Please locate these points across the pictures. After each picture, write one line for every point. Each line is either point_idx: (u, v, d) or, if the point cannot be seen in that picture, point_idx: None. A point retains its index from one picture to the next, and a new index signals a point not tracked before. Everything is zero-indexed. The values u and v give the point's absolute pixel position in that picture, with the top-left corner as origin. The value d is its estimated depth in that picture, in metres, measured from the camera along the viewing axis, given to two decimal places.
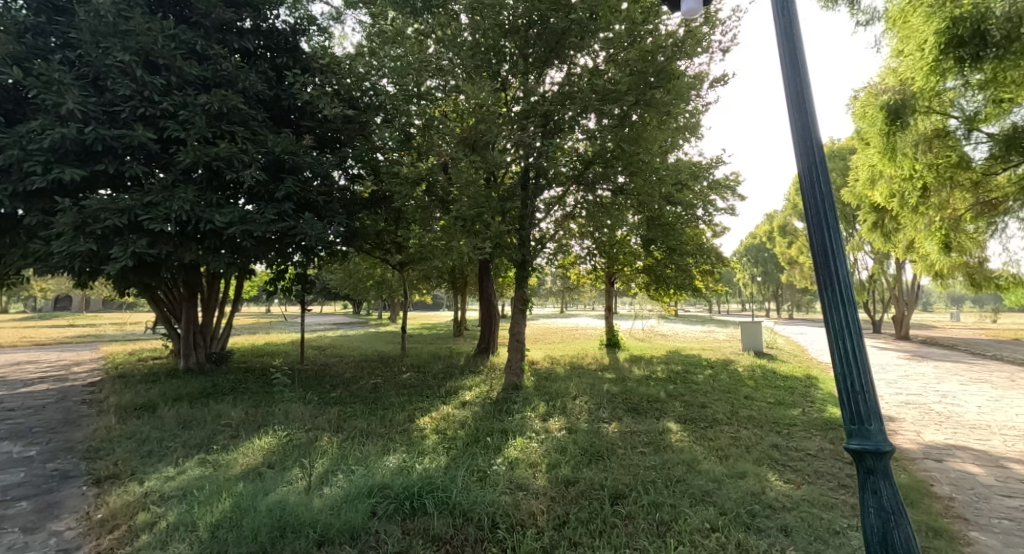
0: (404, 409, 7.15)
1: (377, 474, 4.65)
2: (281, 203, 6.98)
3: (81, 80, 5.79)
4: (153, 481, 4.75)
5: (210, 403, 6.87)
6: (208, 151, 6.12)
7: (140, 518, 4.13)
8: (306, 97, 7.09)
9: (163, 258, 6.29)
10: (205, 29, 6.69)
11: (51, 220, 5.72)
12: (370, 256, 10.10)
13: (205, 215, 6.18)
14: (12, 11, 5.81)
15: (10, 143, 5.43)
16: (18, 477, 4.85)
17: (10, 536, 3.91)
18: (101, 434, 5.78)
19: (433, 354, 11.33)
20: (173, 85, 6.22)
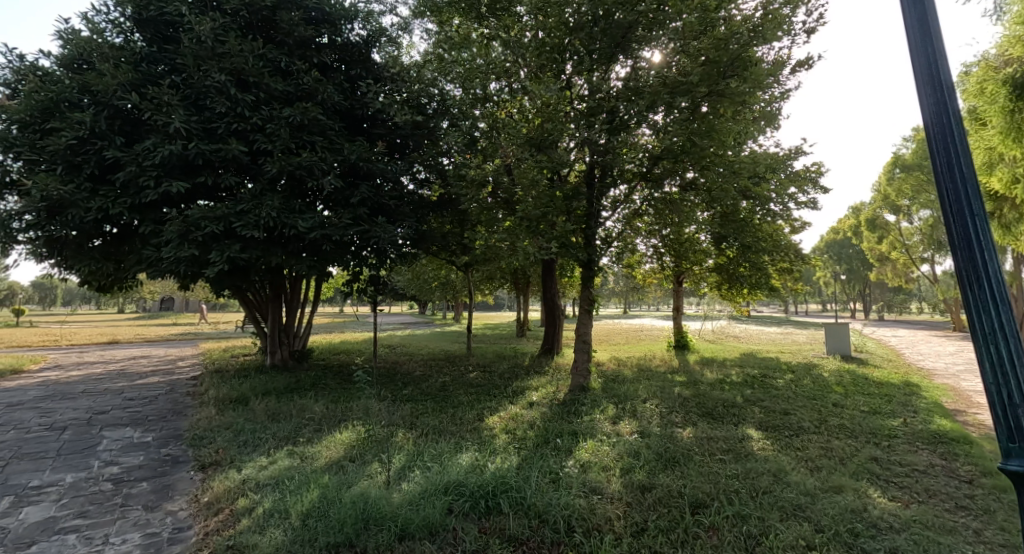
0: (472, 407, 7.27)
1: (451, 471, 4.74)
2: (356, 208, 7.31)
3: (185, 101, 6.36)
4: (249, 469, 5.13)
5: (295, 397, 7.33)
6: (292, 160, 6.52)
7: (240, 503, 4.46)
8: (379, 106, 7.38)
9: (253, 261, 6.77)
10: (288, 46, 7.12)
11: (161, 229, 6.33)
12: (437, 257, 10.36)
13: (290, 221, 6.60)
14: (130, 43, 6.50)
15: (128, 161, 6.07)
16: (139, 459, 5.41)
17: (135, 513, 4.36)
18: (203, 424, 6.31)
19: (497, 354, 11.44)
20: (261, 101, 6.67)
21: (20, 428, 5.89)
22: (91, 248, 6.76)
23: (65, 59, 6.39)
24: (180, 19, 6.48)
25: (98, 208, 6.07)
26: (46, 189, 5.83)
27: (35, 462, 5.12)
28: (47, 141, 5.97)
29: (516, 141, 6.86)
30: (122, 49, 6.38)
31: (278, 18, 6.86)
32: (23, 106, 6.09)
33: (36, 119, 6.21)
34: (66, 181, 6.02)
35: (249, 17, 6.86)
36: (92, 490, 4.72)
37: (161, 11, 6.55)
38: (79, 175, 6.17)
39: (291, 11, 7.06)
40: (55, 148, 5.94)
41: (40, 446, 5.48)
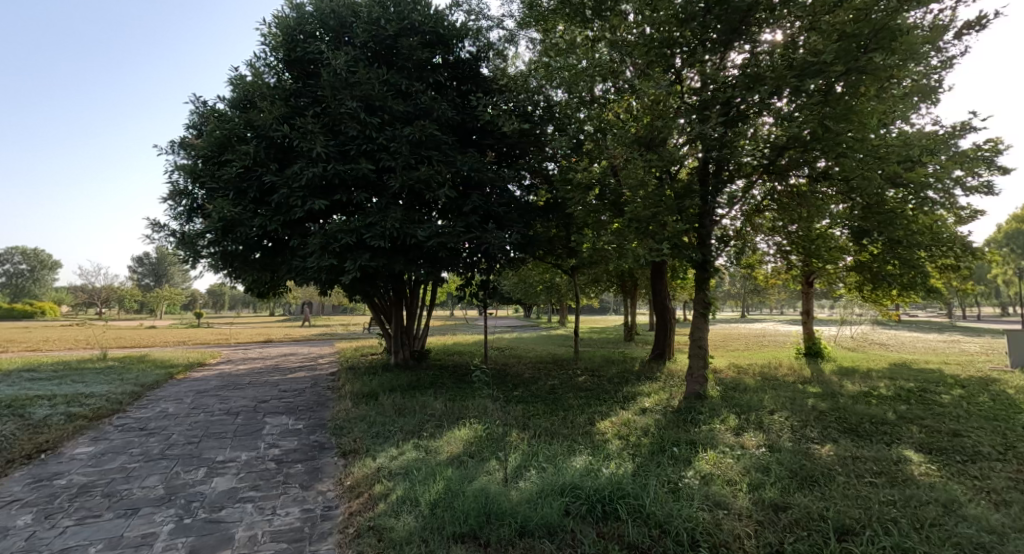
0: (583, 411, 7.24)
1: (566, 473, 4.76)
2: (468, 216, 7.69)
3: (324, 128, 7.19)
4: (383, 458, 5.62)
5: (417, 394, 7.90)
6: (412, 175, 7.05)
7: (377, 488, 4.91)
8: (488, 117, 7.69)
9: (380, 269, 7.43)
10: (407, 69, 7.72)
11: (306, 242, 7.22)
12: (543, 262, 10.52)
13: (411, 231, 7.14)
14: (282, 81, 7.52)
15: (281, 184, 7.02)
16: (294, 443, 6.21)
17: (294, 490, 5.01)
18: (342, 415, 7.06)
19: (605, 358, 11.27)
20: (386, 122, 7.31)
21: (207, 411, 7.08)
22: (254, 261, 7.93)
23: (234, 101, 7.58)
24: (320, 56, 7.35)
25: (259, 226, 7.10)
26: (222, 212, 6.96)
27: (220, 440, 6.13)
28: (222, 171, 7.14)
29: (624, 142, 6.73)
30: (276, 87, 7.40)
31: (399, 45, 7.47)
32: (206, 143, 7.34)
33: (215, 153, 7.45)
34: (236, 204, 7.14)
35: (375, 47, 7.57)
36: (261, 467, 5.52)
37: (304, 52, 7.49)
38: (245, 198, 7.27)
39: (410, 37, 7.66)
40: (228, 177, 7.08)
41: (222, 427, 6.54)
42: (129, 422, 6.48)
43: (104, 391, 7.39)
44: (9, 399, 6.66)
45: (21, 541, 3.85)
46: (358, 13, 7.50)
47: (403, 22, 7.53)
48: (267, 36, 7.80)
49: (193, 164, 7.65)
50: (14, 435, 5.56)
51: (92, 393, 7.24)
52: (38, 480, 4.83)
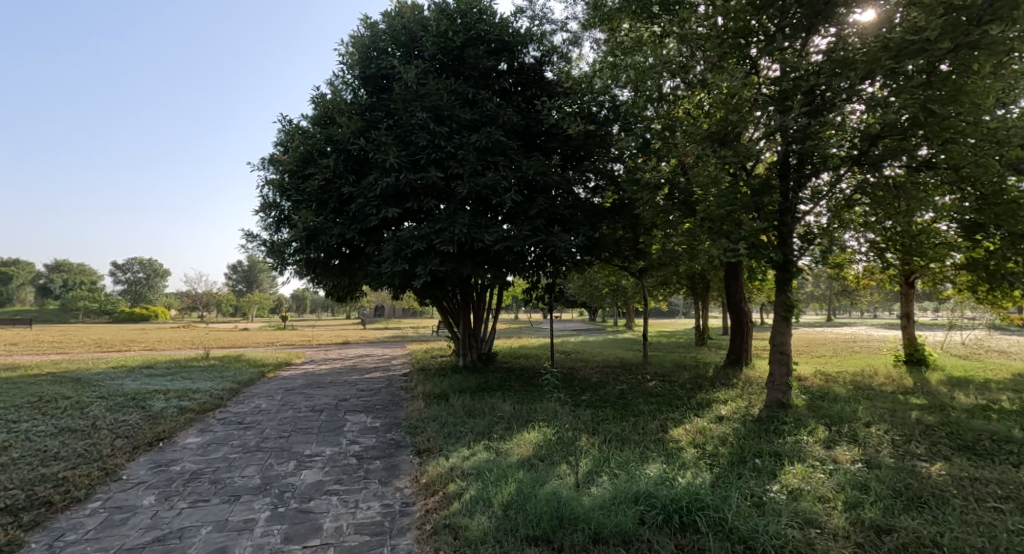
0: (655, 417, 7.01)
1: (640, 480, 4.62)
2: (534, 219, 7.71)
3: (397, 139, 7.50)
4: (455, 458, 5.75)
5: (486, 397, 8.01)
6: (479, 181, 7.18)
7: (451, 487, 5.03)
8: (553, 120, 7.67)
9: (449, 273, 7.63)
10: (474, 78, 7.89)
11: (381, 248, 7.57)
12: (610, 264, 10.32)
13: (478, 236, 7.27)
14: (358, 97, 7.95)
15: (358, 194, 7.42)
16: (373, 441, 6.51)
17: (375, 486, 5.26)
18: (415, 415, 7.32)
19: (677, 363, 10.85)
20: (454, 131, 7.49)
21: (294, 408, 7.61)
22: (334, 267, 8.43)
23: (315, 118, 8.12)
24: (392, 71, 7.70)
25: (339, 234, 7.54)
26: (306, 222, 7.47)
27: (306, 435, 6.56)
28: (306, 184, 7.67)
29: (696, 138, 6.47)
30: (352, 103, 7.84)
31: (466, 55, 7.67)
32: (291, 159, 7.91)
33: (299, 168, 8.01)
34: (318, 214, 7.63)
35: (443, 59, 7.81)
36: (344, 462, 5.84)
37: (378, 68, 7.88)
38: (326, 209, 7.76)
39: (476, 47, 7.84)
40: (311, 189, 7.59)
41: (308, 423, 7.00)
42: (229, 416, 7.10)
43: (208, 387, 8.16)
44: (132, 392, 7.53)
45: (146, 520, 4.33)
46: (427, 27, 7.78)
47: (470, 33, 7.71)
48: (344, 55, 8.29)
49: (280, 178, 8.27)
50: (138, 425, 6.28)
51: (198, 389, 8.02)
52: (158, 465, 5.42)
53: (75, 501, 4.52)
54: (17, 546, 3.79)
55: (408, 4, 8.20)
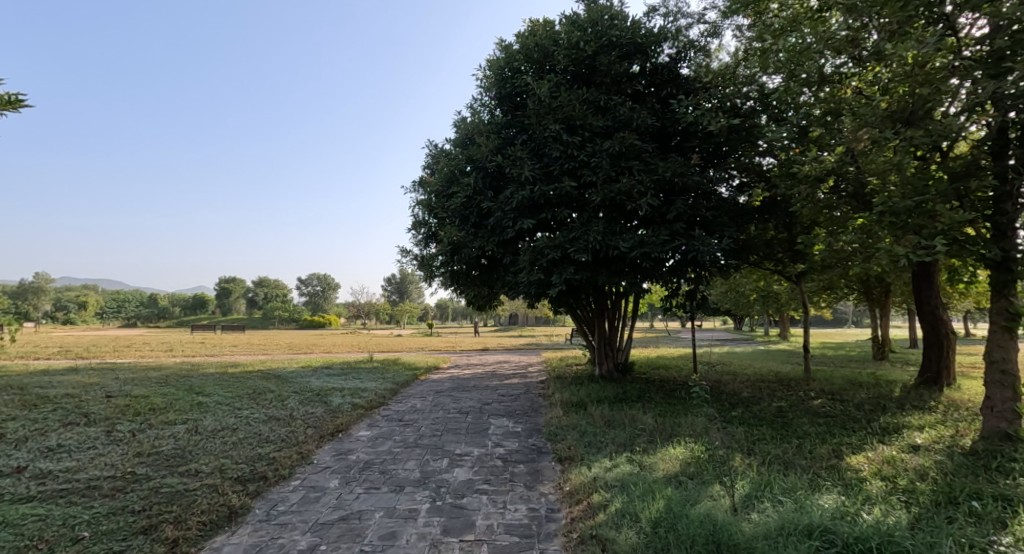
0: (826, 441, 6.13)
1: (813, 512, 4.05)
2: (673, 223, 7.33)
3: (531, 153, 7.75)
4: (597, 469, 5.66)
5: (625, 408, 7.79)
6: (613, 187, 7.06)
7: (595, 498, 4.97)
8: (691, 118, 7.22)
9: (584, 281, 7.59)
10: (606, 85, 7.83)
11: (518, 259, 7.84)
12: (761, 268, 9.37)
13: (613, 242, 7.13)
14: (494, 117, 8.40)
15: (496, 208, 7.81)
16: (516, 445, 6.74)
17: (520, 489, 5.44)
18: (555, 422, 7.41)
19: (849, 380, 9.39)
20: (587, 139, 7.48)
21: (445, 409, 8.25)
22: (475, 278, 8.97)
23: (458, 141, 8.79)
24: (526, 88, 8.00)
25: (479, 247, 8.02)
26: (451, 237, 8.11)
27: (456, 436, 7.06)
28: (451, 203, 8.32)
29: (871, 118, 5.56)
30: (490, 123, 8.32)
31: (598, 62, 7.65)
32: (438, 180, 8.68)
33: (444, 188, 8.74)
34: (461, 229, 8.23)
35: (575, 70, 7.89)
36: (491, 464, 6.15)
37: (513, 87, 8.25)
38: (468, 224, 8.32)
39: (608, 53, 7.79)
40: (455, 207, 8.22)
41: (457, 424, 7.53)
42: (392, 413, 7.96)
43: (373, 386, 9.27)
44: (317, 389, 8.88)
45: (333, 500, 5.05)
46: (558, 41, 7.95)
47: (601, 40, 7.69)
48: (482, 79, 8.86)
49: (429, 199, 9.12)
50: (323, 417, 7.37)
51: (366, 388, 9.16)
52: (339, 453, 6.29)
53: (282, 478, 5.45)
54: (246, 510, 4.69)
55: (540, 22, 8.48)
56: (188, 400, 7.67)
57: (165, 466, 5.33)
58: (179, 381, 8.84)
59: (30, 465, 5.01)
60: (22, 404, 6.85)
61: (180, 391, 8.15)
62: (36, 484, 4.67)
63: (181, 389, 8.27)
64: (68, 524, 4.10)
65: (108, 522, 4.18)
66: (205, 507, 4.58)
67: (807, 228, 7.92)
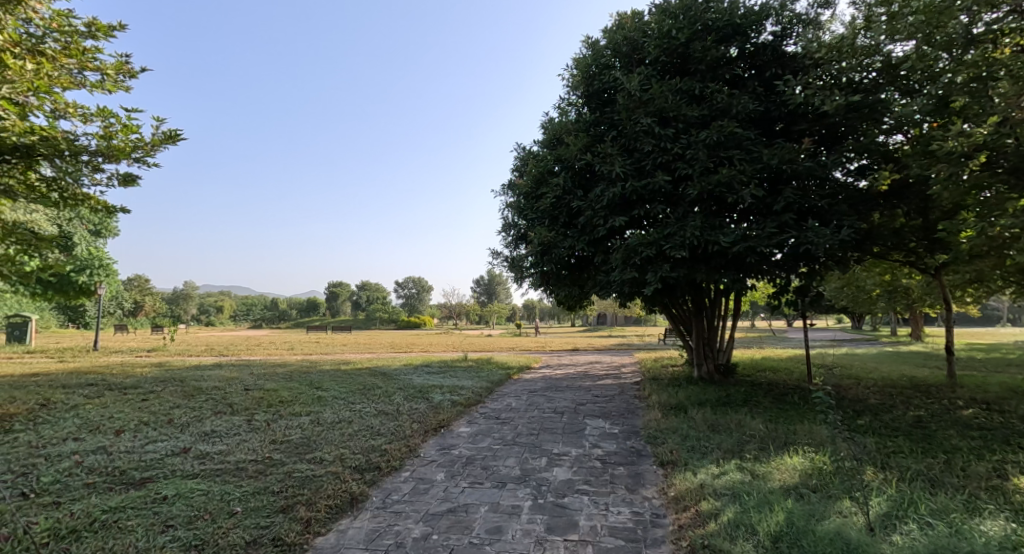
0: (982, 458, 5.31)
1: (973, 539, 3.52)
2: (781, 214, 6.75)
3: (622, 150, 7.57)
4: (704, 474, 5.36)
5: (730, 412, 7.34)
6: (711, 179, 6.64)
7: (704, 506, 4.71)
8: (801, 99, 6.58)
9: (682, 279, 7.25)
10: (701, 72, 7.43)
11: (609, 258, 7.68)
12: (888, 259, 8.33)
13: (713, 237, 6.70)
14: (582, 115, 8.34)
15: (586, 206, 7.71)
16: (614, 447, 6.62)
17: (622, 492, 5.33)
18: (654, 425, 7.17)
19: (1007, 388, 8.05)
20: (681, 131, 7.14)
21: (540, 408, 8.34)
22: (565, 277, 8.94)
23: (547, 142, 8.83)
24: (615, 83, 7.85)
25: (569, 247, 7.99)
26: (541, 237, 8.16)
27: (553, 435, 7.09)
28: (540, 203, 8.38)
29: None
30: (578, 122, 8.27)
31: (692, 49, 7.26)
32: (527, 182, 8.80)
33: (533, 189, 8.83)
34: (551, 230, 8.26)
35: (667, 60, 7.58)
36: (590, 465, 6.11)
37: (601, 83, 8.13)
38: (558, 224, 8.34)
39: (703, 39, 7.38)
40: (544, 208, 8.26)
41: (552, 424, 7.56)
42: (489, 411, 8.20)
43: (469, 384, 9.62)
44: (419, 386, 9.39)
45: (440, 492, 5.31)
46: (648, 32, 7.69)
47: (696, 26, 7.31)
48: (568, 78, 8.86)
49: (518, 201, 9.27)
50: (426, 412, 7.78)
51: (463, 386, 9.53)
52: (443, 448, 6.59)
53: (393, 469, 5.83)
54: (365, 497, 5.08)
55: (628, 15, 8.26)
56: (311, 393, 8.51)
57: (295, 453, 5.95)
58: (301, 376, 9.83)
59: (193, 447, 5.84)
60: (184, 393, 8.03)
61: (301, 385, 9.04)
62: (198, 463, 5.44)
63: (304, 383, 9.18)
64: (224, 499, 4.72)
65: (254, 500, 4.75)
66: (331, 492, 5.04)
67: (948, 213, 6.91)
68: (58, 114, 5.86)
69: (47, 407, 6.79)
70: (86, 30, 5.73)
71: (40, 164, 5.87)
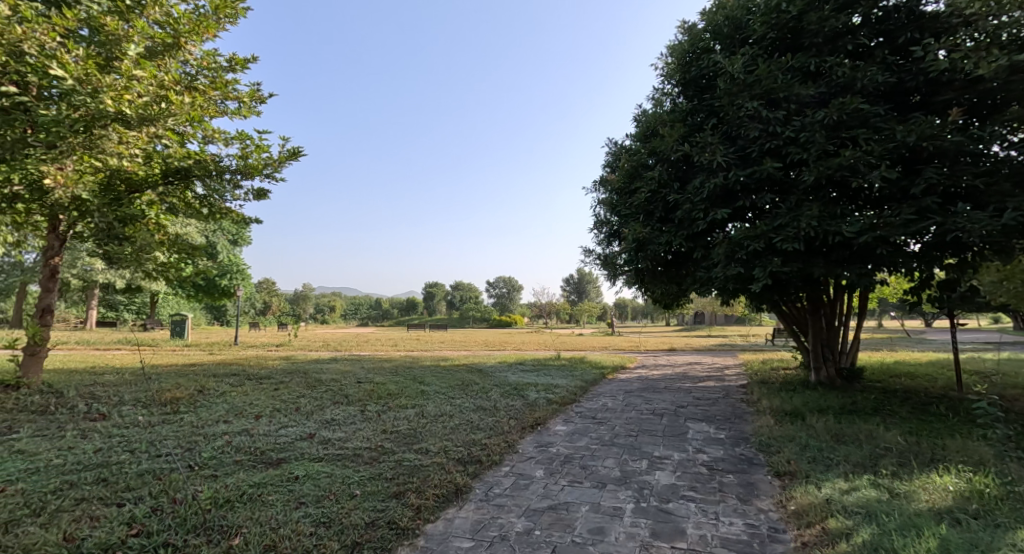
0: None
1: None
2: (920, 198, 5.91)
3: (723, 137, 7.10)
4: (831, 489, 4.85)
5: (858, 421, 6.57)
6: (831, 163, 5.99)
7: (832, 523, 4.26)
8: (944, 64, 5.72)
9: (795, 274, 6.62)
10: (817, 46, 6.74)
11: (710, 253, 7.25)
12: None
13: (834, 227, 6.03)
14: (679, 104, 7.96)
15: (684, 200, 7.34)
16: (721, 453, 6.23)
17: (733, 501, 4.99)
18: (766, 432, 6.64)
19: None
20: (793, 113, 6.53)
21: (637, 409, 8.10)
22: (661, 274, 8.58)
23: (641, 135, 8.55)
24: (715, 68, 7.39)
25: (666, 242, 7.66)
26: (636, 234, 7.92)
27: (653, 438, 6.85)
28: (634, 198, 8.14)
29: None
30: (674, 112, 7.92)
31: (805, 22, 6.60)
32: (620, 177, 8.59)
33: (626, 184, 8.61)
34: (646, 226, 7.98)
35: (776, 36, 6.98)
36: (695, 470, 5.80)
37: (699, 69, 7.70)
38: (653, 219, 8.04)
39: (818, 8, 6.69)
40: (639, 203, 8.01)
41: (651, 426, 7.31)
42: (585, 410, 8.13)
43: (564, 383, 9.61)
44: (514, 383, 9.57)
45: (540, 489, 5.35)
46: (753, 9, 7.14)
47: None
48: (663, 67, 8.51)
49: (611, 197, 9.08)
50: (523, 409, 7.90)
51: (557, 384, 9.54)
52: (540, 445, 6.65)
53: (494, 463, 5.99)
54: (468, 488, 5.28)
55: None
56: (414, 387, 9.04)
57: (404, 443, 6.35)
58: (405, 371, 10.49)
59: (317, 433, 6.46)
60: (307, 384, 8.92)
61: (406, 380, 9.62)
62: (322, 447, 6.01)
63: (408, 378, 9.77)
64: (345, 482, 5.17)
65: (371, 485, 5.13)
66: (437, 482, 5.30)
67: None
68: (207, 140, 6.80)
69: (203, 392, 7.92)
70: (227, 64, 6.57)
71: (194, 184, 6.86)
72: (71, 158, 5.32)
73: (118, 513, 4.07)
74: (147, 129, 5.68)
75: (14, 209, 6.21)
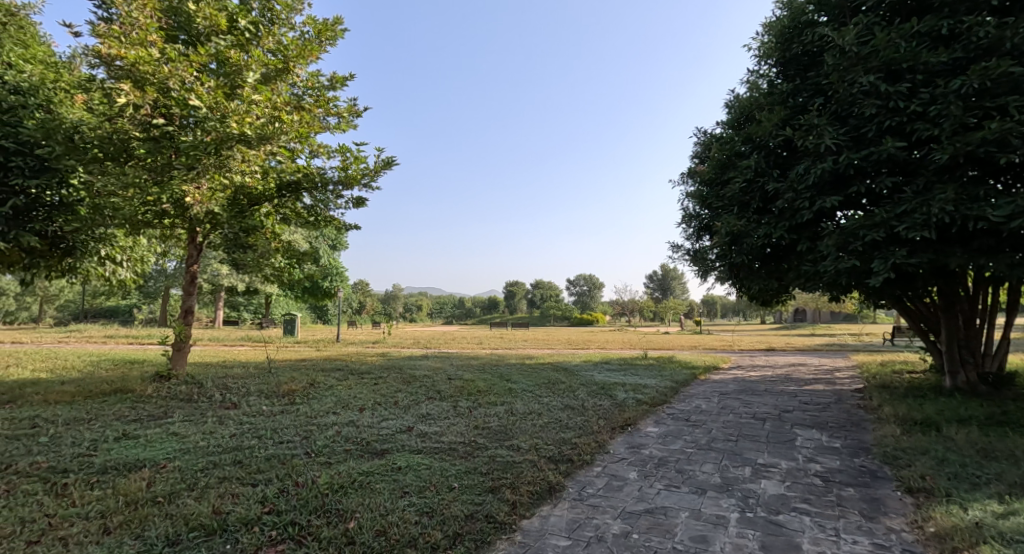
0: None
1: None
2: None
3: (833, 117, 6.47)
4: (980, 512, 4.24)
5: (1010, 434, 5.68)
6: (970, 138, 5.23)
7: (984, 550, 3.72)
8: None
9: (925, 266, 5.87)
10: (950, 6, 5.91)
11: (818, 245, 6.64)
12: None
13: (974, 211, 5.27)
14: (778, 85, 7.38)
15: (785, 188, 6.79)
16: (837, 464, 5.68)
17: (856, 518, 4.53)
18: (891, 443, 5.95)
19: None
20: (920, 84, 5.79)
21: (736, 413, 7.63)
22: (758, 269, 8.01)
23: (735, 121, 8.03)
24: (822, 42, 6.76)
25: (765, 235, 7.13)
26: (730, 226, 7.47)
27: (756, 443, 6.42)
28: (728, 189, 7.67)
29: None
30: (772, 93, 7.35)
31: None
32: (711, 168, 8.13)
33: (719, 175, 8.13)
34: (742, 217, 7.49)
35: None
36: (807, 481, 5.35)
37: (803, 45, 7.07)
38: (749, 210, 7.52)
39: None
40: (733, 194, 7.53)
41: (753, 431, 6.85)
42: (678, 412, 7.81)
43: (653, 383, 9.31)
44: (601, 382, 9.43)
45: (636, 491, 5.22)
46: None
47: None
48: (759, 47, 7.94)
49: (702, 189, 8.64)
50: (612, 409, 7.76)
51: (647, 384, 9.26)
52: (633, 447, 6.49)
53: (586, 463, 5.94)
54: (562, 487, 5.28)
55: None
56: (502, 385, 9.22)
57: (496, 439, 6.50)
58: (492, 369, 10.73)
59: (415, 426, 6.81)
60: (402, 379, 9.44)
61: (493, 377, 9.83)
62: (420, 440, 6.33)
63: (495, 375, 9.99)
64: (444, 474, 5.38)
65: (468, 479, 5.31)
66: (531, 479, 5.36)
67: None
68: (313, 154, 7.41)
69: (314, 386, 8.65)
70: (329, 83, 7.12)
71: (303, 195, 7.50)
72: (206, 177, 6.04)
73: (253, 492, 4.56)
74: (265, 147, 6.31)
75: (163, 224, 7.17)
